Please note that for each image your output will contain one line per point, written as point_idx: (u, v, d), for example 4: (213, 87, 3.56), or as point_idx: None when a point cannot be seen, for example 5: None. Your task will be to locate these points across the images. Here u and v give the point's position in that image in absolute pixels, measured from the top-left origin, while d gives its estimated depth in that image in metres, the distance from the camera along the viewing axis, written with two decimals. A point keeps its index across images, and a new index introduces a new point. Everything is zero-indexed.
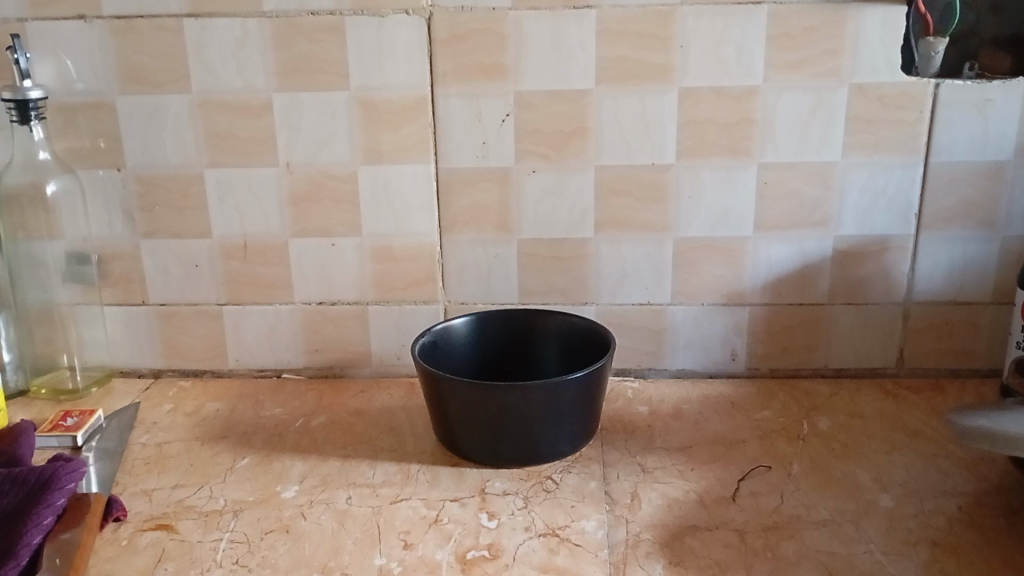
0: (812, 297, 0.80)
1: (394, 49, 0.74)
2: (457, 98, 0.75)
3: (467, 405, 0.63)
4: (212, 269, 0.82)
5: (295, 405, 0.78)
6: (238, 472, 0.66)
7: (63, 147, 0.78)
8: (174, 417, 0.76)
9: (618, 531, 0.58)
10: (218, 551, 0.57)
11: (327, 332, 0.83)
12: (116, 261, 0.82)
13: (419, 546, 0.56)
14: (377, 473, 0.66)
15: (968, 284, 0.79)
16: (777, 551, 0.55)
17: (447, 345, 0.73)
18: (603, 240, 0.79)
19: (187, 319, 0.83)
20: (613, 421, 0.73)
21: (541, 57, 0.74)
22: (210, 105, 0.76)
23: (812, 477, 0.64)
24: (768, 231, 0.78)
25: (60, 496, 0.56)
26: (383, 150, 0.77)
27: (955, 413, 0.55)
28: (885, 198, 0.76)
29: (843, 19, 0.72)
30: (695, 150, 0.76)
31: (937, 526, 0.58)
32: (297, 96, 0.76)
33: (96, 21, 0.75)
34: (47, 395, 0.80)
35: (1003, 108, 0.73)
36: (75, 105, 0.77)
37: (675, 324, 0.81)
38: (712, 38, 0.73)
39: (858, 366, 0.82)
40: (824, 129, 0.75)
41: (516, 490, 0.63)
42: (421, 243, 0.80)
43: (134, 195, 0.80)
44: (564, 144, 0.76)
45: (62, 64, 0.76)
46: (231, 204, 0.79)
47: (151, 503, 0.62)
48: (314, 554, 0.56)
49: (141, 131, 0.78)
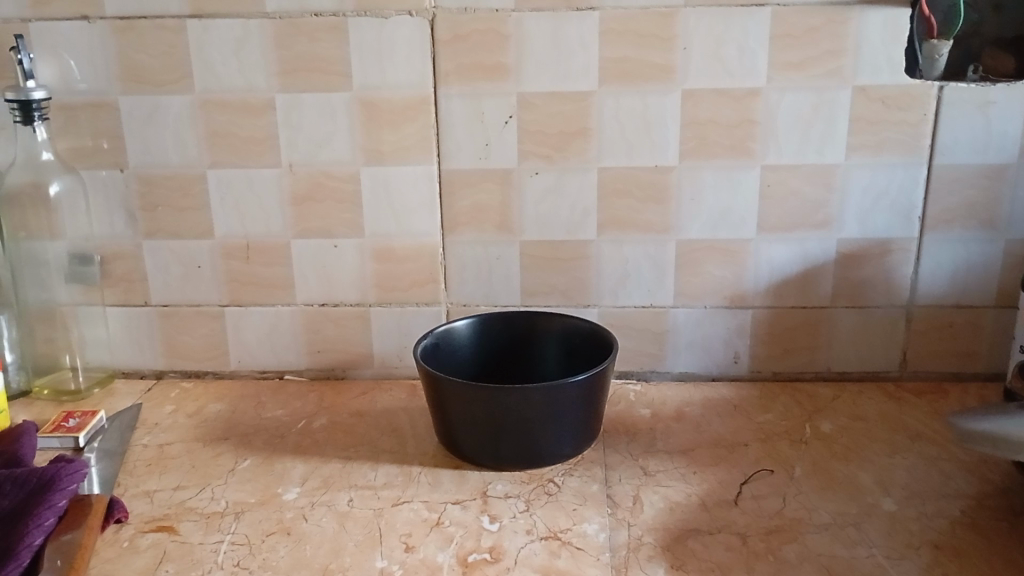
0: (814, 299, 0.80)
1: (396, 50, 0.74)
2: (459, 98, 0.75)
3: (468, 408, 0.63)
4: (213, 270, 0.81)
5: (296, 407, 0.78)
6: (239, 473, 0.66)
7: (64, 147, 0.78)
8: (176, 418, 0.76)
9: (619, 533, 0.58)
10: (219, 553, 0.56)
11: (328, 333, 0.83)
12: (118, 261, 0.82)
13: (420, 549, 0.56)
14: (378, 474, 0.66)
15: (971, 286, 0.79)
16: (779, 554, 0.55)
17: (448, 347, 0.73)
18: (605, 241, 0.79)
19: (188, 320, 0.83)
20: (615, 424, 0.73)
21: (542, 57, 0.74)
22: (211, 105, 0.76)
23: (814, 480, 0.64)
24: (770, 232, 0.78)
25: (60, 497, 0.55)
26: (385, 150, 0.77)
27: (958, 416, 0.54)
28: (887, 199, 0.76)
29: (845, 20, 0.71)
30: (697, 151, 0.76)
31: (939, 529, 0.57)
32: (298, 96, 0.76)
33: (98, 22, 0.75)
34: (48, 395, 0.80)
35: (1005, 109, 0.73)
36: (77, 105, 0.77)
37: (677, 326, 0.81)
38: (713, 39, 0.72)
39: (860, 368, 0.82)
40: (827, 130, 0.74)
41: (518, 493, 0.62)
42: (422, 244, 0.80)
43: (136, 195, 0.79)
44: (566, 145, 0.76)
45: (63, 64, 0.76)
46: (232, 204, 0.79)
47: (151, 504, 0.62)
48: (315, 556, 0.56)
49: (142, 132, 0.78)
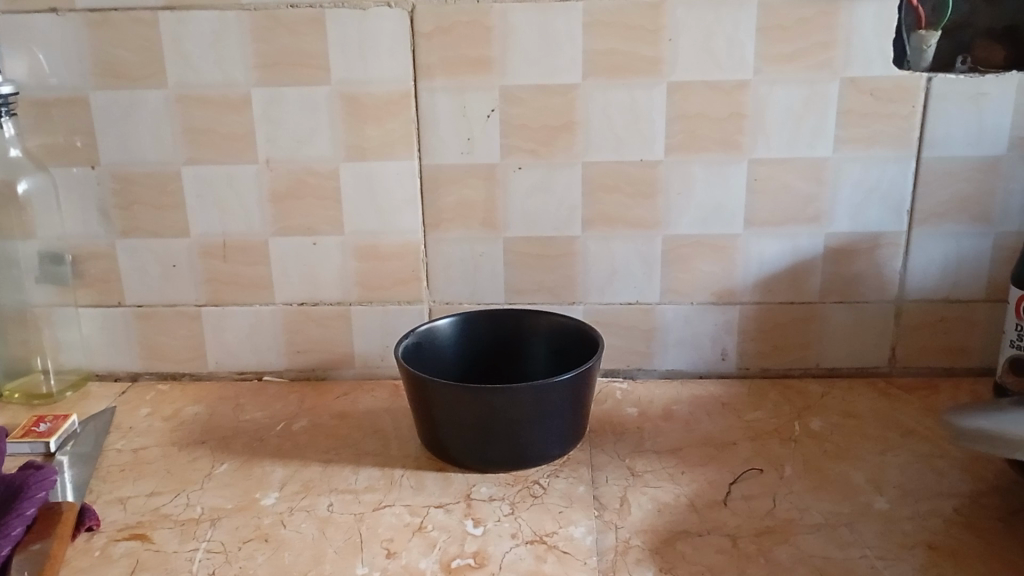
0: (803, 295, 0.79)
1: (377, 42, 0.72)
2: (442, 91, 0.73)
3: (452, 409, 0.61)
4: (191, 269, 0.80)
5: (277, 408, 0.77)
6: (216, 478, 0.65)
7: (35, 144, 0.76)
8: (152, 422, 0.74)
9: (607, 536, 0.56)
10: (194, 561, 0.55)
11: (310, 333, 0.81)
12: (93, 261, 0.79)
13: (403, 554, 0.55)
14: (360, 478, 0.64)
15: (962, 281, 0.78)
16: (770, 556, 0.54)
17: (432, 346, 0.71)
18: (591, 238, 0.77)
19: (165, 320, 0.81)
20: (602, 423, 0.72)
21: (527, 49, 0.72)
22: (188, 100, 0.74)
23: (806, 479, 0.63)
24: (759, 227, 0.76)
25: (30, 505, 0.54)
26: (367, 147, 0.75)
27: (952, 414, 0.53)
28: (878, 193, 0.75)
29: (835, 11, 0.70)
30: (686, 145, 0.74)
31: (933, 529, 0.56)
32: (277, 91, 0.74)
33: (69, 14, 0.72)
34: (21, 399, 0.78)
35: (998, 101, 0.72)
36: (48, 101, 0.75)
37: (665, 323, 0.80)
38: (702, 30, 0.71)
39: (850, 364, 0.81)
40: (816, 123, 0.73)
41: (503, 495, 0.61)
42: (405, 241, 0.78)
43: (110, 194, 0.77)
44: (552, 140, 0.74)
45: (35, 58, 0.74)
46: (210, 202, 0.77)
47: (125, 511, 0.60)
48: (294, 563, 0.54)
49: (116, 128, 0.75)
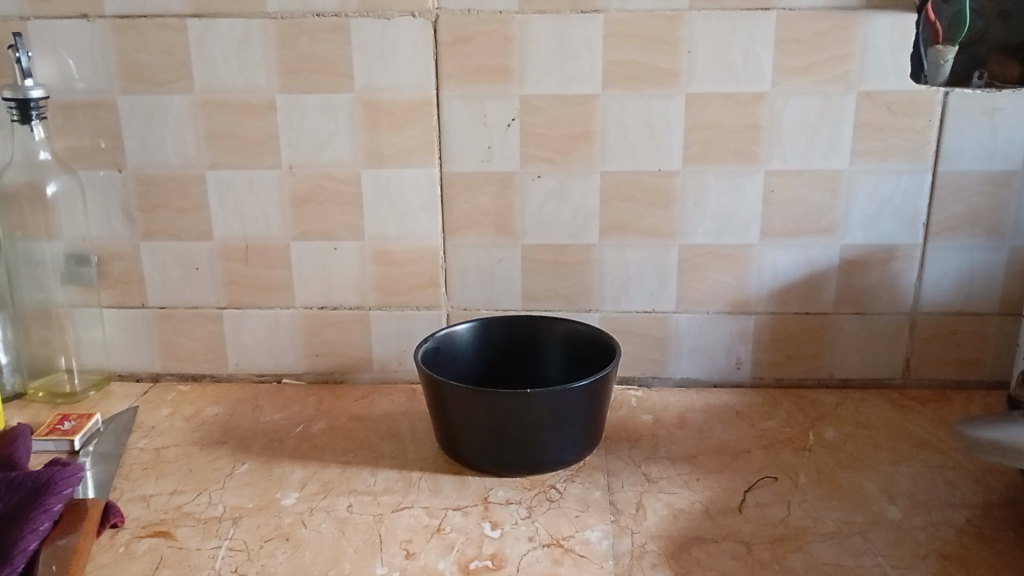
0: (817, 306, 0.79)
1: (397, 51, 0.73)
2: (461, 100, 0.74)
3: (469, 413, 0.62)
4: (212, 272, 0.81)
5: (294, 410, 0.78)
6: (236, 478, 0.66)
7: (62, 146, 0.78)
8: (173, 422, 0.76)
9: (623, 541, 0.57)
10: (216, 559, 0.56)
11: (328, 336, 0.82)
12: (115, 262, 0.81)
13: (421, 556, 0.55)
14: (378, 479, 0.65)
15: (975, 294, 0.78)
16: (784, 563, 0.55)
17: (450, 351, 0.72)
18: (607, 245, 0.78)
19: (187, 322, 0.83)
20: (616, 430, 0.73)
21: (546, 59, 0.73)
22: (211, 105, 0.76)
23: (819, 488, 0.64)
24: (774, 238, 0.77)
25: (56, 502, 0.54)
26: (386, 152, 0.76)
27: (965, 424, 0.54)
28: (892, 204, 0.76)
29: (852, 24, 0.71)
30: (702, 155, 0.75)
31: (946, 538, 0.57)
32: (298, 97, 0.75)
33: (98, 19, 0.74)
34: (44, 398, 0.79)
35: (1012, 115, 0.73)
36: (76, 104, 0.76)
37: (679, 331, 0.81)
38: (719, 42, 0.72)
39: (864, 375, 0.81)
40: (831, 135, 0.74)
41: (520, 499, 0.62)
42: (424, 246, 0.79)
43: (134, 196, 0.79)
44: (569, 148, 0.75)
45: (63, 62, 0.75)
46: (231, 204, 0.78)
47: (148, 509, 0.61)
48: (314, 562, 0.55)
49: (141, 131, 0.77)
